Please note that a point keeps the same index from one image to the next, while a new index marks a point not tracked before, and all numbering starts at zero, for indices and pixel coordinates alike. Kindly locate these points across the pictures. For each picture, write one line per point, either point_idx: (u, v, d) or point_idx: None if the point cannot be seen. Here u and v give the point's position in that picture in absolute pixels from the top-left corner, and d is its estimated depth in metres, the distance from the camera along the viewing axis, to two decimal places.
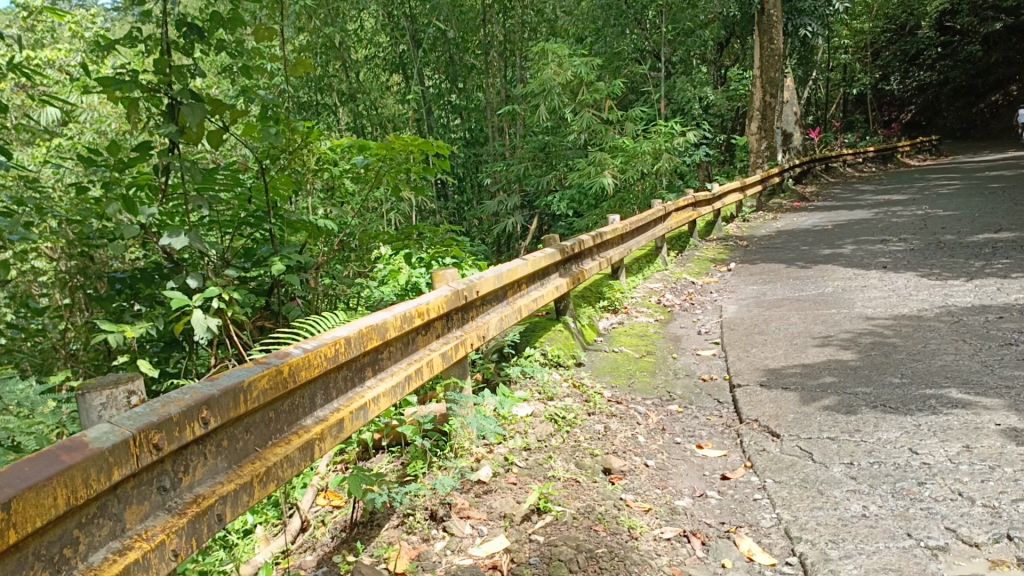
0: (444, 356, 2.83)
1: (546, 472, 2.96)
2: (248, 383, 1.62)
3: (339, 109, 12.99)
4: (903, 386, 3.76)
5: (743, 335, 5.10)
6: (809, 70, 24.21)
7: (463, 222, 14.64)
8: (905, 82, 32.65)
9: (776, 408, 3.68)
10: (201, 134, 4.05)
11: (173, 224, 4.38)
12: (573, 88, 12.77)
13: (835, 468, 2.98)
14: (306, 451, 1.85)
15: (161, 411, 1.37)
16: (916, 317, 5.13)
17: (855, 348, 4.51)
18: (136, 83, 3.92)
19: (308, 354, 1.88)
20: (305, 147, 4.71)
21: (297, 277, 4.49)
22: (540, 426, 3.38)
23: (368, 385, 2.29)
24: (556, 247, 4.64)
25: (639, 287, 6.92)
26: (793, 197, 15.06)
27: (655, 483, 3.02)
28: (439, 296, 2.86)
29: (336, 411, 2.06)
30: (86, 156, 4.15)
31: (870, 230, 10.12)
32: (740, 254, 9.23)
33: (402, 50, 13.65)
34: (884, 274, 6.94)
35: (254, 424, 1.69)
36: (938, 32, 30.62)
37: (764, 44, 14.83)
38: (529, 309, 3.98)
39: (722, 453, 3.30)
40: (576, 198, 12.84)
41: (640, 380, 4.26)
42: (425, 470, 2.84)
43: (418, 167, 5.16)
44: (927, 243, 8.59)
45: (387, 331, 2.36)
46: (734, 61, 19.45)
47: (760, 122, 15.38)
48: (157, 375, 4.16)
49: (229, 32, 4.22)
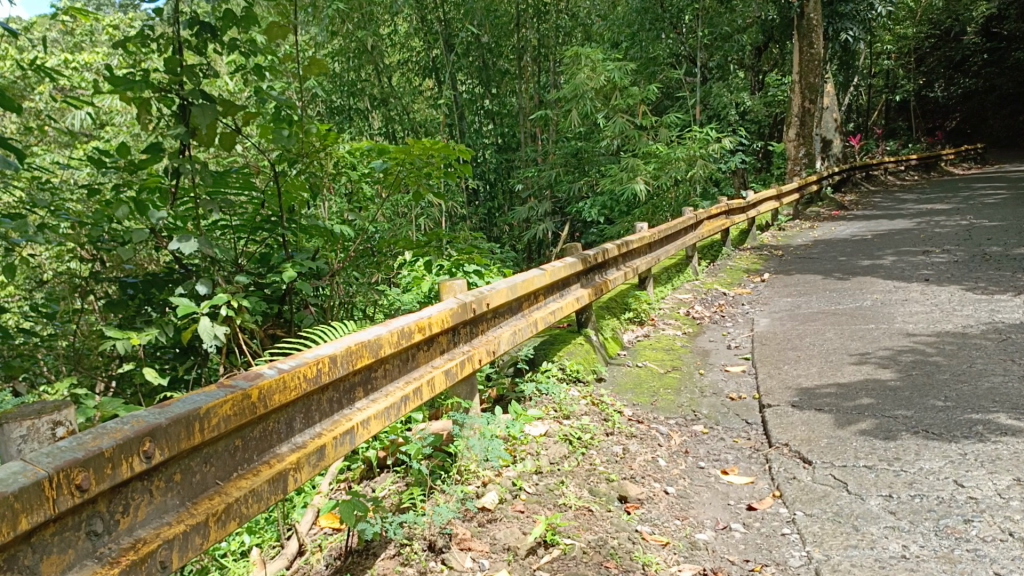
0: (447, 374, 2.64)
1: (556, 499, 2.76)
2: (205, 410, 1.46)
3: (372, 114, 12.79)
4: (947, 410, 3.49)
5: (776, 351, 4.85)
6: (849, 75, 23.60)
7: (494, 228, 14.42)
8: (948, 90, 31.72)
9: (808, 431, 3.42)
10: (213, 137, 3.91)
11: (186, 229, 4.24)
12: (606, 93, 12.62)
13: (871, 501, 2.73)
14: (277, 483, 1.68)
15: (91, 445, 1.23)
16: (962, 334, 4.82)
17: (894, 367, 4.23)
18: (146, 83, 3.78)
19: (283, 375, 1.72)
20: (323, 150, 4.52)
21: (309, 284, 4.33)
22: (553, 448, 3.18)
23: (358, 407, 2.11)
24: (577, 256, 4.44)
25: (667, 297, 6.68)
26: (832, 205, 14.64)
27: (675, 513, 2.80)
28: (444, 308, 2.68)
29: (318, 437, 1.89)
30: (96, 156, 4.02)
31: (911, 240, 9.73)
32: (775, 263, 8.94)
33: (436, 55, 13.18)
34: (928, 287, 6.63)
35: (214, 455, 1.53)
36: (985, 39, 29.67)
37: (803, 49, 14.49)
38: (545, 322, 3.77)
39: (748, 481, 3.07)
40: (608, 205, 12.62)
41: (663, 398, 4.03)
42: (425, 498, 2.64)
43: (439, 170, 4.93)
44: (973, 255, 8.21)
45: (381, 348, 2.19)
46: (772, 66, 19.01)
47: (798, 129, 14.97)
48: (163, 384, 4.01)
49: (245, 31, 4.09)
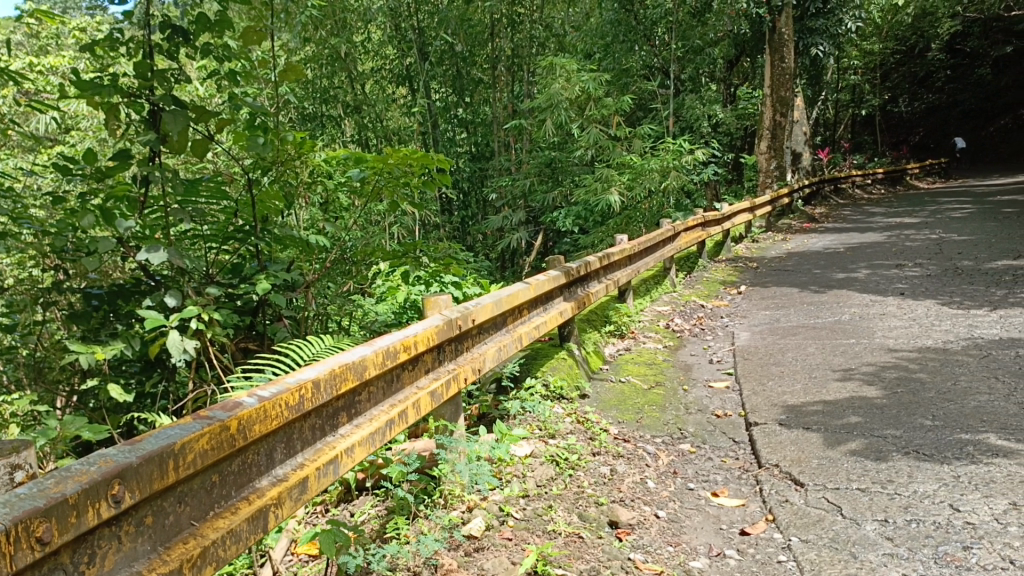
0: (432, 395, 2.53)
1: (545, 526, 2.65)
2: (180, 446, 1.34)
3: (344, 121, 12.59)
4: (936, 430, 3.45)
5: (759, 366, 4.79)
6: (818, 89, 23.84)
7: (467, 237, 14.29)
8: (913, 105, 32.30)
9: (798, 451, 3.35)
10: (185, 144, 3.77)
11: (154, 239, 4.07)
12: (581, 103, 12.60)
13: (868, 526, 2.66)
14: (256, 521, 1.55)
15: (53, 491, 1.10)
16: (943, 350, 4.81)
17: (879, 384, 4.19)
18: (114, 88, 3.63)
19: (263, 404, 1.60)
20: (298, 158, 4.39)
21: (283, 297, 4.19)
22: (539, 469, 3.07)
23: (341, 434, 1.99)
24: (560, 269, 4.34)
25: (646, 310, 6.61)
26: (803, 218, 14.73)
27: (667, 540, 2.71)
28: (429, 326, 2.57)
29: (299, 469, 1.76)
30: (61, 163, 3.84)
31: (883, 254, 9.78)
32: (751, 276, 8.93)
33: (409, 63, 13.05)
34: (904, 301, 6.64)
35: (189, 494, 1.41)
36: (950, 55, 30.29)
37: (774, 62, 14.61)
38: (530, 337, 3.67)
39: (739, 503, 2.99)
40: (582, 215, 12.57)
41: (648, 416, 3.95)
42: (409, 526, 2.51)
43: (417, 180, 4.79)
44: (945, 269, 8.28)
45: (366, 370, 2.07)
46: (743, 80, 19.14)
47: (770, 141, 15.01)
48: (128, 401, 3.84)
49: (218, 36, 3.96)
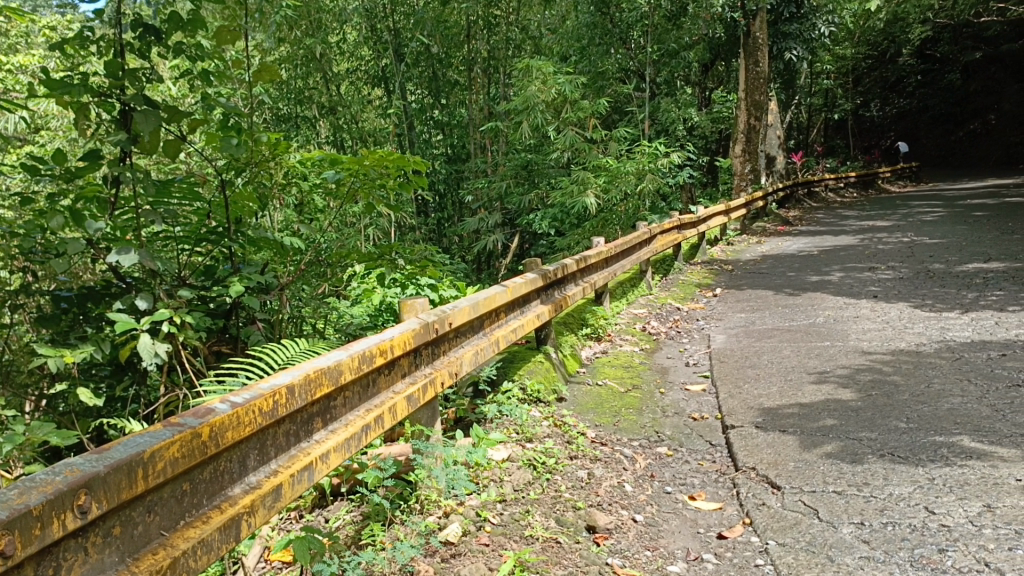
0: (409, 400, 2.50)
1: (523, 530, 2.63)
2: (149, 454, 1.31)
3: (319, 122, 12.51)
4: (910, 432, 3.48)
5: (735, 368, 4.81)
6: (791, 94, 24.05)
7: (443, 239, 14.22)
8: (884, 109, 32.74)
9: (775, 454, 3.36)
10: (156, 145, 3.71)
11: (125, 240, 4.00)
12: (557, 106, 12.64)
13: (844, 529, 2.67)
14: (228, 530, 1.51)
15: (16, 503, 1.07)
16: (916, 353, 4.85)
17: (854, 387, 4.22)
18: (84, 87, 3.56)
19: (236, 410, 1.57)
20: (272, 159, 4.34)
21: (257, 300, 4.13)
22: (517, 474, 3.05)
23: (316, 440, 1.96)
24: (537, 272, 4.33)
25: (623, 312, 6.62)
26: (777, 221, 14.85)
27: (645, 544, 2.70)
28: (406, 329, 2.54)
29: (273, 476, 1.73)
30: (28, 163, 3.76)
31: (856, 257, 9.89)
32: (726, 278, 8.99)
33: (385, 64, 12.99)
34: (876, 304, 6.71)
35: (159, 503, 1.37)
36: (920, 60, 30.77)
37: (748, 66, 14.74)
38: (507, 341, 3.65)
39: (717, 507, 2.99)
40: (558, 217, 12.60)
41: (625, 419, 3.94)
42: (384, 533, 2.48)
43: (393, 182, 4.75)
44: (917, 272, 8.38)
45: (341, 375, 2.04)
46: (718, 83, 19.27)
47: (745, 144, 15.12)
48: (97, 405, 3.76)
49: (191, 35, 3.90)
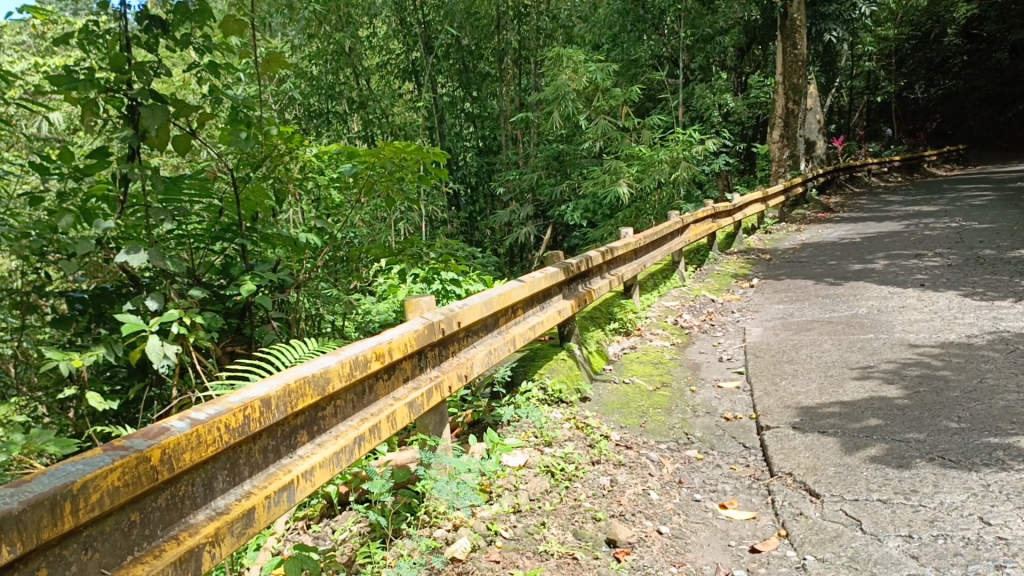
0: (410, 406, 2.32)
1: (536, 546, 2.46)
2: (81, 483, 1.14)
3: (350, 118, 12.22)
4: (962, 433, 3.22)
5: (771, 364, 4.57)
6: (833, 76, 23.35)
7: (475, 232, 14.03)
8: (929, 91, 31.62)
9: (814, 458, 3.13)
10: (164, 140, 3.54)
11: (135, 240, 3.84)
12: (588, 94, 12.34)
13: (890, 543, 2.43)
14: (187, 564, 1.35)
15: None
16: (968, 345, 4.55)
17: (900, 383, 3.95)
18: (90, 82, 3.38)
19: (196, 429, 1.40)
20: (286, 153, 4.17)
21: (269, 299, 3.98)
22: (533, 482, 2.87)
23: (299, 456, 1.79)
24: (559, 266, 4.12)
25: (654, 305, 6.39)
26: (817, 208, 14.37)
27: (670, 559, 2.50)
28: (408, 331, 2.37)
29: (245, 498, 1.56)
30: (35, 162, 3.62)
31: (901, 243, 9.49)
32: (764, 268, 8.67)
33: (415, 58, 12.77)
34: (924, 292, 6.38)
35: (98, 538, 1.21)
36: (966, 40, 29.67)
37: (786, 49, 14.21)
38: (524, 339, 3.45)
39: (750, 516, 2.77)
40: (591, 208, 12.35)
41: (653, 419, 3.73)
42: (385, 550, 2.31)
43: (412, 175, 4.56)
44: (966, 258, 7.98)
45: (329, 384, 1.88)
46: (755, 68, 18.73)
47: (783, 130, 14.66)
48: (108, 410, 3.64)
49: (199, 26, 3.73)
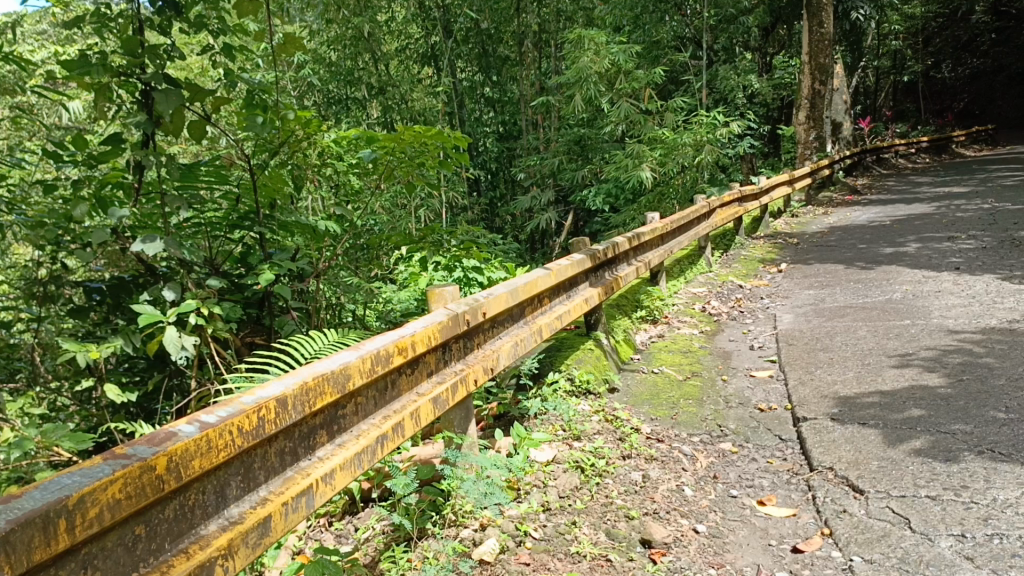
0: (434, 401, 2.21)
1: (567, 547, 2.34)
2: (77, 498, 1.05)
3: (369, 104, 12.01)
4: (1011, 424, 3.06)
5: (806, 352, 4.41)
6: (859, 56, 22.85)
7: (495, 219, 13.93)
8: (956, 70, 30.72)
9: (856, 452, 2.98)
10: (180, 125, 3.44)
11: (153, 228, 3.74)
12: (610, 77, 12.13)
13: (943, 543, 2.29)
14: None
15: None
16: (1010, 331, 4.37)
17: (941, 371, 3.79)
18: (103, 66, 3.26)
19: (205, 432, 1.30)
20: (304, 138, 4.06)
21: (288, 288, 3.88)
22: (563, 478, 2.77)
23: (317, 458, 1.68)
24: (585, 252, 4.00)
25: (681, 291, 6.24)
26: (844, 189, 14.09)
27: (708, 560, 2.37)
28: (430, 322, 2.25)
29: (260, 506, 1.46)
30: (49, 150, 3.52)
31: (933, 226, 9.24)
32: (791, 252, 8.49)
33: (434, 42, 12.58)
34: (960, 276, 6.17)
35: (98, 555, 1.11)
36: (994, 17, 28.70)
37: (813, 28, 13.84)
38: (551, 329, 3.33)
39: (790, 513, 2.64)
40: (613, 193, 12.16)
41: (684, 411, 3.60)
42: (410, 552, 2.22)
43: (432, 160, 4.43)
44: (1002, 241, 7.73)
45: (350, 381, 1.77)
46: (779, 48, 18.38)
47: (809, 111, 14.36)
48: (125, 400, 3.55)
49: (212, 7, 3.60)
